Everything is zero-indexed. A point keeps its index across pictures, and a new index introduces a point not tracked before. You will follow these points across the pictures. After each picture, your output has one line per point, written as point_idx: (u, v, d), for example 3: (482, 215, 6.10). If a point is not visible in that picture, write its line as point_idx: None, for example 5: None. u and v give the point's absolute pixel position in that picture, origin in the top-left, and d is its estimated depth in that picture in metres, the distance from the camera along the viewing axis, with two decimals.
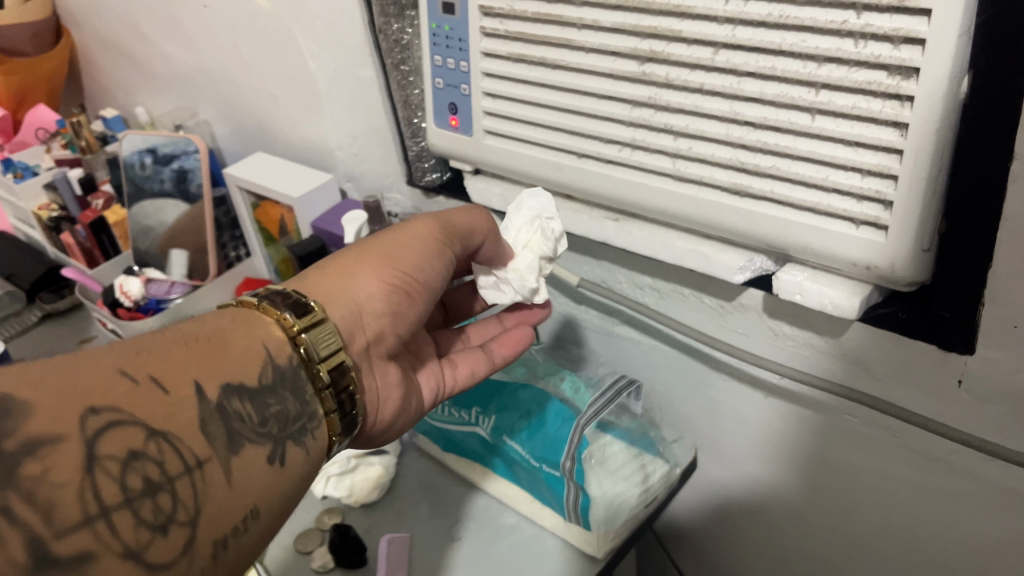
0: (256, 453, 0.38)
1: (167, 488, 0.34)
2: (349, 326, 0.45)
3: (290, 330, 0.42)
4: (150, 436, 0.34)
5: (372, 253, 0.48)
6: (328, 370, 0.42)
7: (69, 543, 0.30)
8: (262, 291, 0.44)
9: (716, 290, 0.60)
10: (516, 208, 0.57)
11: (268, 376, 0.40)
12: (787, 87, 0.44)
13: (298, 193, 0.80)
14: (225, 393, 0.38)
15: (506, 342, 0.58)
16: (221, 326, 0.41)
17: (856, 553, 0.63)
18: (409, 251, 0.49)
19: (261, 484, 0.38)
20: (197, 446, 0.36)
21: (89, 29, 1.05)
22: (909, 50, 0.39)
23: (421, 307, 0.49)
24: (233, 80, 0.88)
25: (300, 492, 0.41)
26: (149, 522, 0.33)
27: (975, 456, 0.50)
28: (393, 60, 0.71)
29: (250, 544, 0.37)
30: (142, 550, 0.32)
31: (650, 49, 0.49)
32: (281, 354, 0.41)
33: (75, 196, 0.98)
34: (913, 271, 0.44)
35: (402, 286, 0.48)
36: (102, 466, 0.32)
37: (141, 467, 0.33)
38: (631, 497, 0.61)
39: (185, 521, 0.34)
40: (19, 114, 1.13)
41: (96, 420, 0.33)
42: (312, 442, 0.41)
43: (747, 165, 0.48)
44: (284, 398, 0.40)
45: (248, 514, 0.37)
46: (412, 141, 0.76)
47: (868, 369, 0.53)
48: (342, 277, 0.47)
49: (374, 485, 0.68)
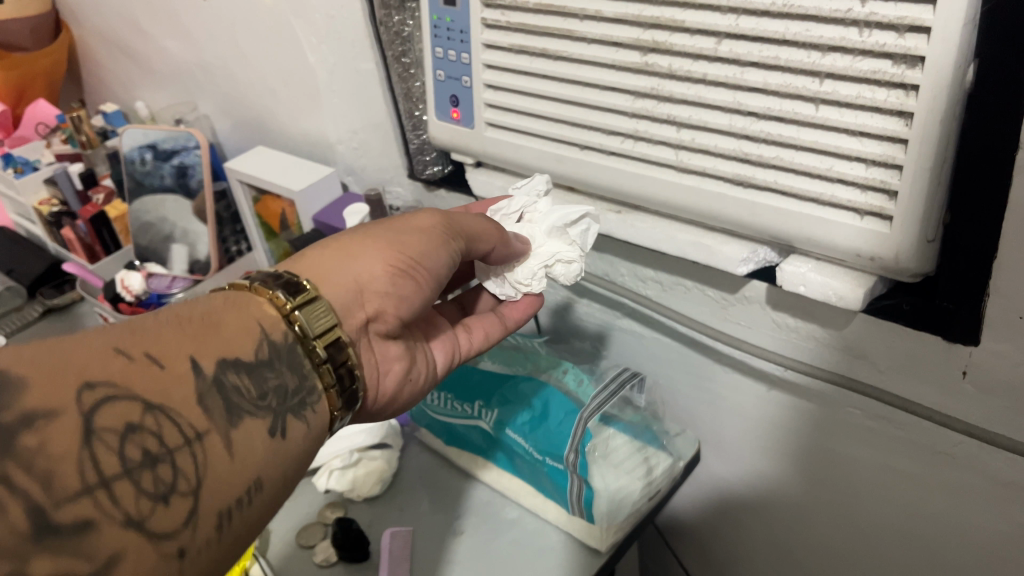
0: (256, 425, 0.38)
1: (166, 460, 0.33)
2: (346, 304, 0.45)
3: (283, 309, 0.42)
4: (146, 409, 0.34)
5: (379, 236, 0.48)
6: (325, 346, 0.42)
7: (69, 511, 0.30)
8: (255, 273, 0.44)
9: (718, 282, 0.60)
10: (561, 222, 0.55)
11: (263, 352, 0.40)
12: (791, 77, 0.44)
13: (299, 187, 0.79)
14: (221, 367, 0.38)
15: (518, 306, 0.59)
16: (213, 307, 0.41)
17: (857, 544, 0.63)
18: (417, 237, 0.48)
19: (262, 456, 0.38)
20: (195, 419, 0.35)
21: (89, 24, 1.05)
22: (913, 39, 0.38)
23: (427, 294, 0.49)
24: (233, 75, 0.88)
25: (300, 466, 0.41)
26: (150, 492, 0.33)
27: (978, 448, 0.50)
28: (394, 52, 0.71)
29: (254, 516, 0.37)
30: (145, 519, 0.32)
31: (653, 39, 0.49)
32: (275, 331, 0.41)
33: (75, 190, 0.98)
34: (917, 261, 0.43)
35: (408, 271, 0.47)
36: (100, 437, 0.32)
37: (139, 439, 0.33)
38: (633, 492, 0.61)
39: (186, 492, 0.34)
40: (19, 109, 1.12)
41: (93, 394, 0.32)
42: (313, 415, 0.41)
43: (750, 156, 0.48)
44: (281, 372, 0.40)
45: (251, 485, 0.37)
46: (414, 134, 0.75)
47: (871, 361, 0.53)
48: (347, 259, 0.46)
49: (377, 479, 0.68)
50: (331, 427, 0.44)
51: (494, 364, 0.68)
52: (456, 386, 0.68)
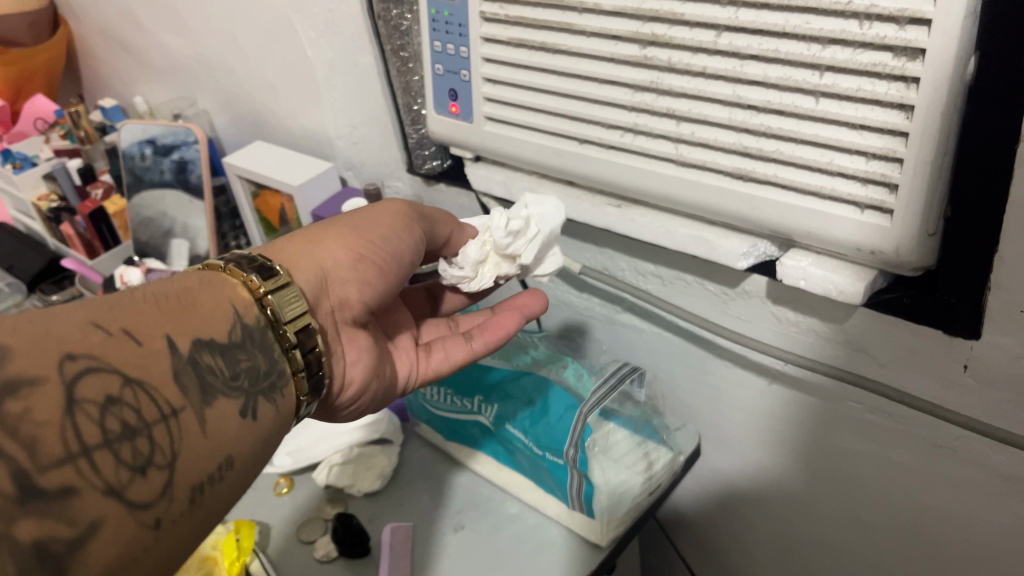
0: (229, 405, 0.38)
1: (144, 433, 0.34)
2: (315, 289, 0.46)
3: (256, 292, 0.42)
4: (125, 383, 0.34)
5: (342, 224, 0.49)
6: (296, 332, 0.42)
7: (53, 478, 0.30)
8: (229, 254, 0.44)
9: (719, 277, 0.59)
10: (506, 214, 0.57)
11: (236, 334, 0.40)
12: (791, 70, 0.44)
13: (298, 181, 0.79)
14: (196, 347, 0.38)
15: (505, 319, 0.57)
16: (189, 286, 0.41)
17: (857, 537, 0.63)
18: (379, 224, 0.50)
19: (234, 435, 0.38)
20: (170, 395, 0.36)
21: (87, 18, 1.05)
22: (914, 31, 0.38)
23: (389, 279, 0.50)
24: (231, 69, 0.88)
25: (269, 448, 0.41)
26: (129, 463, 0.33)
27: (980, 442, 0.50)
28: (392, 46, 0.69)
29: (226, 493, 0.38)
30: (124, 488, 0.33)
31: (652, 32, 0.49)
32: (249, 314, 0.41)
33: (74, 185, 0.98)
34: (918, 255, 0.43)
35: (369, 256, 0.49)
36: (81, 408, 0.32)
37: (118, 411, 0.33)
38: (633, 487, 0.60)
39: (162, 464, 0.34)
40: (18, 105, 1.12)
41: (74, 365, 0.33)
42: (282, 399, 0.42)
43: (751, 150, 0.47)
44: (253, 354, 0.41)
45: (222, 463, 0.37)
46: (412, 129, 0.75)
47: (872, 356, 0.53)
48: (311, 245, 0.48)
49: (377, 473, 0.68)
50: (296, 414, 0.44)
51: (494, 359, 0.67)
52: (455, 381, 0.68)
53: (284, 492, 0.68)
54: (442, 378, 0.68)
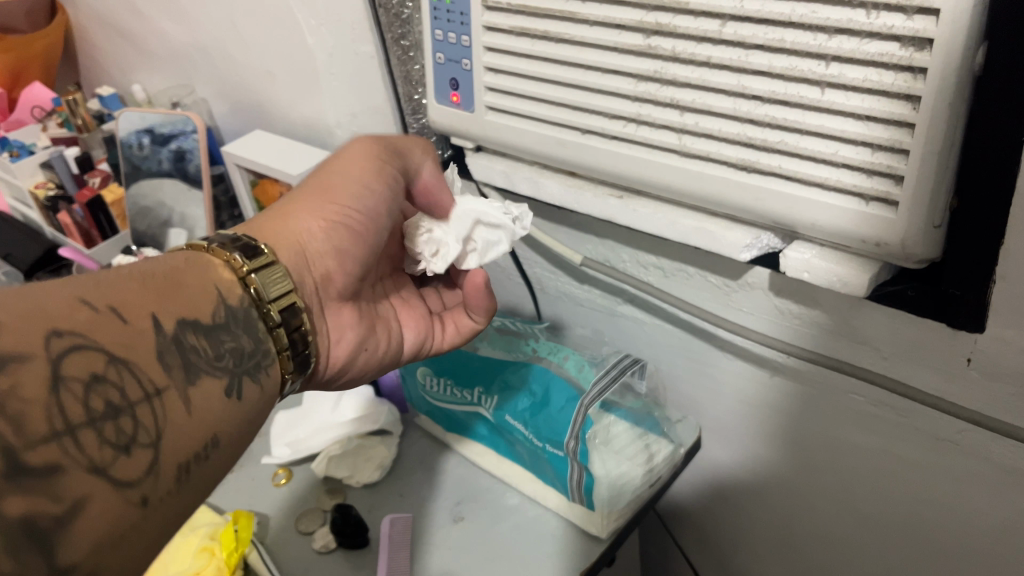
0: (213, 384, 0.39)
1: (128, 412, 0.34)
2: (294, 265, 0.47)
3: (240, 271, 0.43)
4: (110, 361, 0.34)
5: (312, 192, 0.50)
6: (279, 311, 0.43)
7: (39, 454, 0.30)
8: (212, 236, 0.45)
9: (722, 268, 0.59)
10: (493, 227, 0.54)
11: (221, 315, 0.41)
12: (797, 60, 0.43)
13: (298, 170, 0.78)
14: (181, 327, 0.38)
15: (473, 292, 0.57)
16: (176, 266, 0.41)
17: (855, 529, 0.64)
18: (346, 183, 0.50)
19: (219, 414, 0.39)
20: (155, 374, 0.36)
21: (85, 6, 1.04)
22: (922, 21, 0.37)
23: (366, 243, 0.51)
24: (231, 58, 0.87)
25: (252, 428, 0.41)
26: (113, 441, 0.33)
27: (982, 436, 0.50)
28: (393, 35, 0.71)
29: (212, 471, 0.38)
30: (109, 466, 0.33)
31: (655, 21, 0.48)
32: (232, 294, 0.42)
33: (70, 173, 0.96)
34: (924, 247, 0.43)
35: (342, 220, 0.49)
36: (67, 385, 0.32)
37: (102, 390, 0.33)
38: (634, 479, 0.60)
39: (147, 444, 0.34)
40: (14, 92, 1.11)
41: (59, 343, 0.33)
42: (267, 378, 0.42)
43: (755, 140, 0.47)
44: (238, 334, 0.41)
45: (207, 443, 0.38)
46: (414, 118, 0.76)
47: (874, 348, 0.52)
48: (285, 222, 0.49)
49: (377, 464, 0.68)
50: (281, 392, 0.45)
51: (494, 350, 0.67)
52: (455, 372, 0.68)
53: (282, 483, 0.68)
54: (442, 369, 0.68)
